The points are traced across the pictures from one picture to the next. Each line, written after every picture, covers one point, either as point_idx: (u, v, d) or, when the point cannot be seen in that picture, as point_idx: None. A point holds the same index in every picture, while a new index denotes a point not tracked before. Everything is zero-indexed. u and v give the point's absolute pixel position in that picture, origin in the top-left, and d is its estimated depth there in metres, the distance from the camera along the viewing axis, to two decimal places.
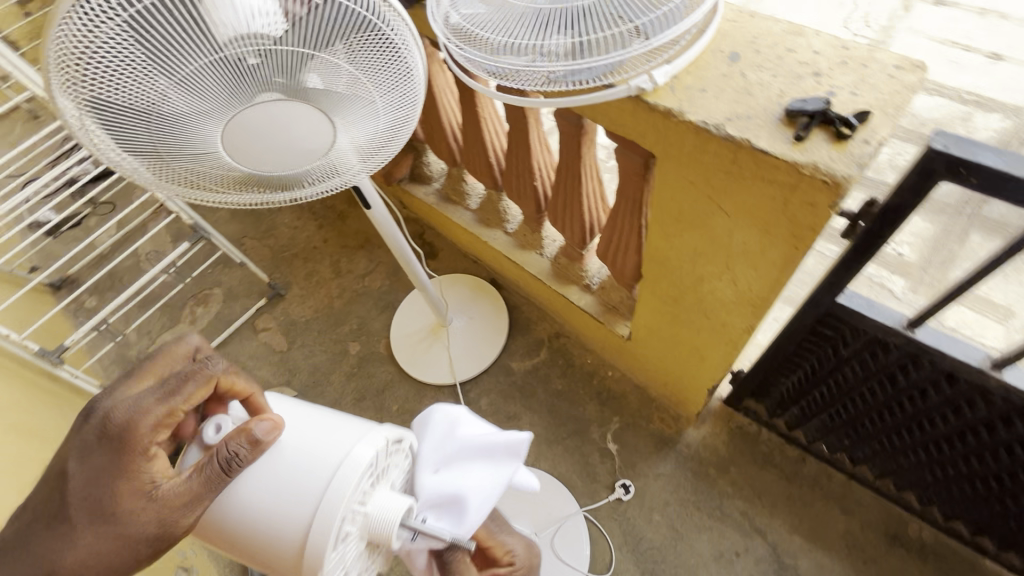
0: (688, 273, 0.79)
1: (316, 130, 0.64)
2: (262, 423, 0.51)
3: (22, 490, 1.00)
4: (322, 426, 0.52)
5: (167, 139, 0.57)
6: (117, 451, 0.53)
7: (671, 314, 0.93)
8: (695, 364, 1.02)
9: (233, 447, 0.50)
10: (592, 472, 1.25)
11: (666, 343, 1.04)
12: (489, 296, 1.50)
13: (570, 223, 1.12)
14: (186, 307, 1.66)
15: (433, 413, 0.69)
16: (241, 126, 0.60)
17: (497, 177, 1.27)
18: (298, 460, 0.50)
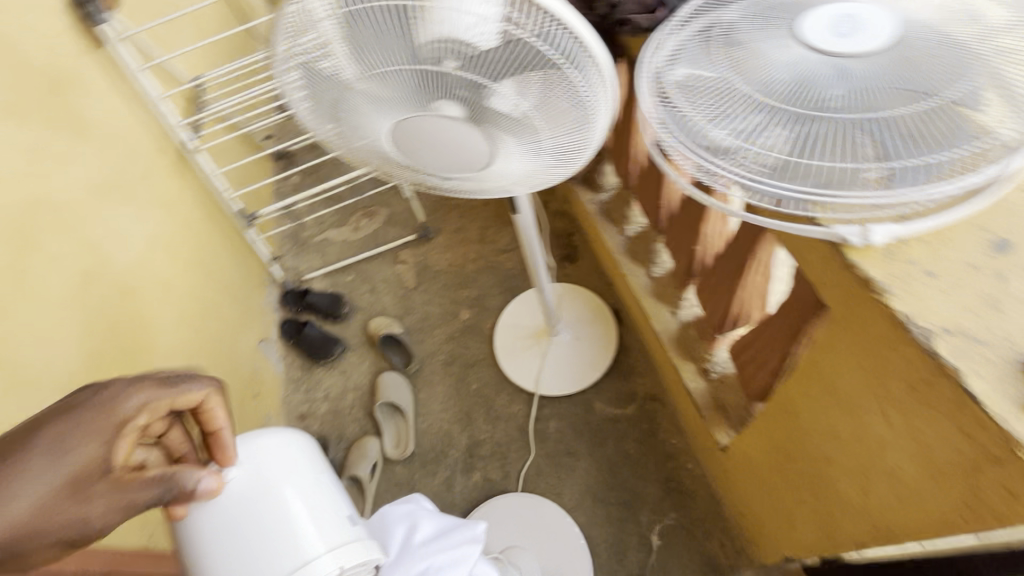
0: (814, 443, 0.66)
1: (483, 147, 0.63)
2: (209, 479, 0.58)
3: (180, 319, 1.24)
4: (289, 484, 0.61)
5: (349, 109, 0.62)
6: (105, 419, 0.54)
7: (777, 464, 0.79)
8: (782, 527, 0.86)
9: (177, 481, 0.56)
10: (622, 552, 1.17)
11: (761, 484, 0.89)
12: (604, 327, 1.44)
13: (715, 304, 0.99)
14: (355, 215, 1.87)
15: (388, 511, 0.79)
16: (416, 126, 0.62)
17: (662, 220, 1.15)
18: (256, 521, 0.58)
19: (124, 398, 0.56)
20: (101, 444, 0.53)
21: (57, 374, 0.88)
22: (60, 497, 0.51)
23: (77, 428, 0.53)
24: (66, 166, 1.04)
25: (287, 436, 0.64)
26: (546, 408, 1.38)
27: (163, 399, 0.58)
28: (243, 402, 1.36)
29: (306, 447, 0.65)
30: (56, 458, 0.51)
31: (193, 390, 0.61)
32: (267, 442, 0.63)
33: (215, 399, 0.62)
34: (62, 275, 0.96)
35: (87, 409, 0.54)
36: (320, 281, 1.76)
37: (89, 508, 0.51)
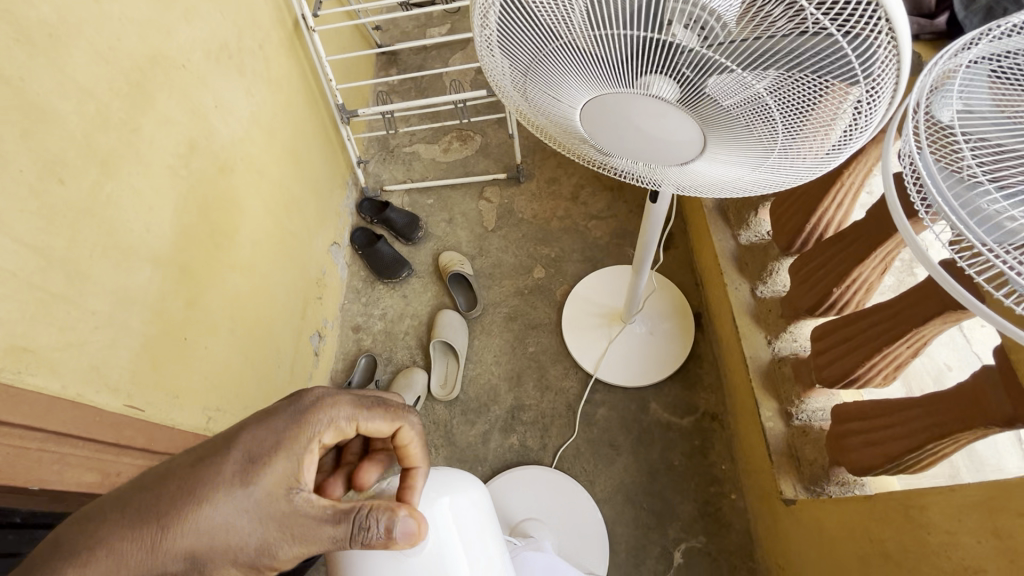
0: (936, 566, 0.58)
1: (678, 139, 0.53)
2: (408, 521, 0.50)
3: (265, 206, 1.21)
4: (468, 544, 0.54)
5: (538, 67, 0.51)
6: (300, 423, 0.52)
7: (862, 555, 0.72)
8: None
9: (370, 519, 0.49)
10: (641, 558, 1.16)
11: (824, 557, 0.83)
12: (682, 329, 1.36)
13: (831, 359, 0.89)
14: (449, 137, 1.78)
15: (529, 556, 0.73)
16: (614, 97, 0.51)
17: (795, 245, 1.03)
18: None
19: (320, 411, 0.53)
20: (293, 459, 0.51)
21: (154, 243, 0.86)
22: (247, 516, 0.49)
23: (282, 438, 0.51)
24: (190, 22, 0.98)
25: (468, 488, 0.57)
26: (599, 394, 1.33)
27: (355, 417, 0.55)
28: (306, 302, 1.36)
29: (483, 501, 0.58)
30: (246, 478, 0.49)
31: (388, 417, 0.55)
32: (453, 505, 0.55)
33: (409, 432, 0.56)
34: (172, 141, 0.92)
35: (291, 418, 0.52)
36: (400, 196, 1.70)
37: (262, 528, 0.49)
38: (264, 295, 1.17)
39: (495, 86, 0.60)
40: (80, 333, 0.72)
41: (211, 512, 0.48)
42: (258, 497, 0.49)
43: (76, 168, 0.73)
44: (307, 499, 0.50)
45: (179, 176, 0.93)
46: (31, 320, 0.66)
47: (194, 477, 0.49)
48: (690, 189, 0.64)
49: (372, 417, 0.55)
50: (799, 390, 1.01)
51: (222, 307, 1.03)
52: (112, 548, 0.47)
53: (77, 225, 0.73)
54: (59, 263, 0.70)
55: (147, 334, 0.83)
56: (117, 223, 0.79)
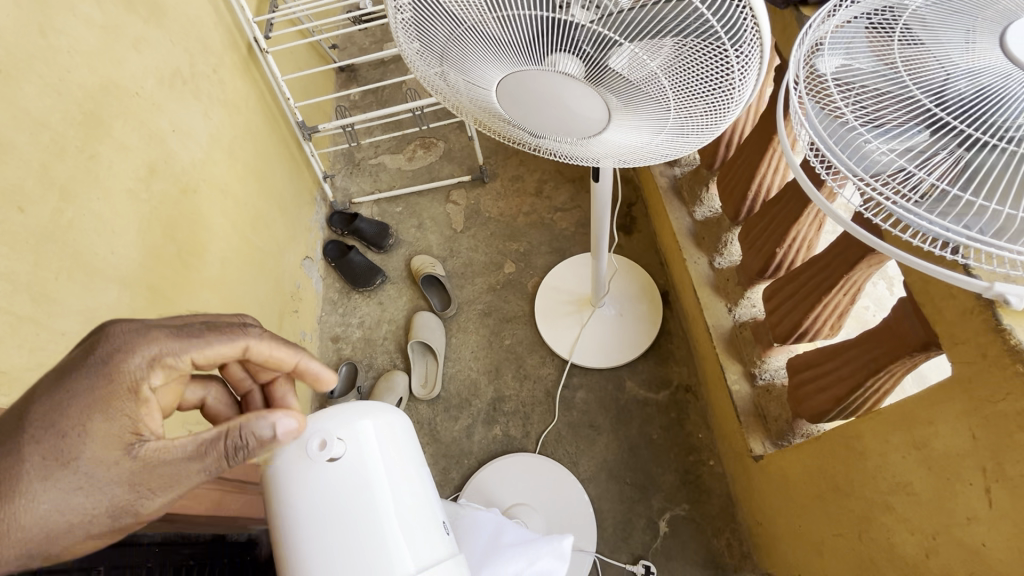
0: (876, 487, 0.63)
1: (593, 112, 0.57)
2: (287, 421, 0.48)
3: (232, 223, 1.24)
4: (387, 446, 0.56)
5: (453, 51, 0.55)
6: (100, 377, 0.46)
7: (821, 492, 0.76)
8: (806, 551, 0.84)
9: (247, 434, 0.47)
10: (628, 531, 1.18)
11: (793, 503, 0.87)
12: (650, 308, 1.40)
13: (781, 314, 0.93)
14: (412, 145, 1.83)
15: (479, 514, 0.80)
16: (528, 77, 0.55)
17: (741, 214, 1.09)
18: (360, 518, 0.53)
19: (130, 353, 0.47)
20: (101, 414, 0.45)
21: (120, 263, 0.89)
22: (85, 485, 0.43)
23: (86, 400, 0.44)
24: (140, 50, 1.02)
25: (391, 419, 0.59)
26: (576, 377, 1.37)
27: (186, 355, 0.49)
28: (282, 315, 1.38)
29: (408, 435, 0.59)
30: (60, 450, 0.43)
31: (226, 346, 0.51)
32: (374, 430, 0.56)
33: (259, 347, 0.53)
34: (131, 166, 0.95)
35: (90, 374, 0.45)
36: (369, 206, 1.74)
37: (113, 491, 0.44)
38: (237, 310, 1.20)
39: (425, 76, 0.64)
40: (51, 354, 0.74)
41: (38, 503, 0.41)
42: (92, 463, 0.43)
43: (35, 195, 0.76)
44: (164, 449, 0.45)
45: (141, 198, 0.96)
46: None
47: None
48: (625, 159, 0.68)
49: (203, 352, 0.50)
50: (759, 351, 1.06)
51: None
52: None
53: (42, 249, 0.76)
54: (25, 287, 0.73)
55: None
56: (80, 246, 0.82)
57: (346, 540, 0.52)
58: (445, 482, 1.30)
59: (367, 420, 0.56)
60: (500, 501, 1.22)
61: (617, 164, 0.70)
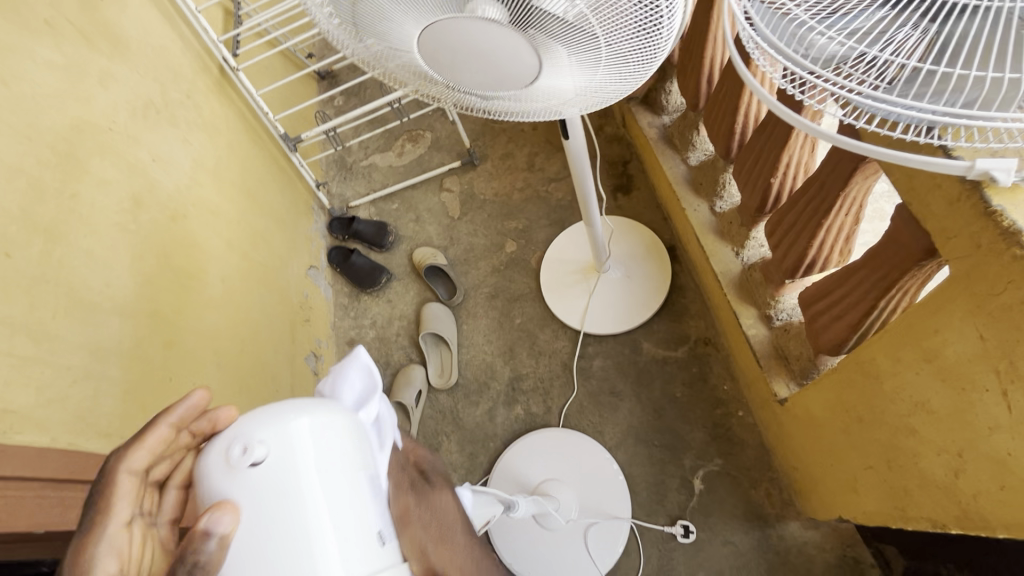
0: (894, 411, 0.58)
1: (525, 59, 0.53)
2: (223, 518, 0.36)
3: (228, 240, 1.26)
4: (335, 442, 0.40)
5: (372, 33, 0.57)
6: None
7: (844, 425, 0.72)
8: (841, 489, 0.80)
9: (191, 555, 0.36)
10: (662, 494, 1.16)
11: (821, 441, 0.83)
12: (658, 265, 1.35)
13: (785, 246, 0.88)
14: (400, 140, 1.81)
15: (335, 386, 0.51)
16: (446, 36, 0.53)
17: (732, 150, 1.03)
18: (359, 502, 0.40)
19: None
20: None
21: (117, 295, 0.91)
22: None
23: None
24: (107, 86, 1.04)
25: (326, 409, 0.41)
26: (591, 346, 1.34)
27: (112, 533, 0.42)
28: (293, 325, 1.40)
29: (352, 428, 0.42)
30: None
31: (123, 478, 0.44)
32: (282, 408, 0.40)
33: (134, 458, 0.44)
34: (114, 200, 0.97)
35: None
36: (366, 208, 1.74)
37: None
38: (246, 326, 1.22)
39: (356, 45, 0.62)
40: (59, 389, 0.77)
41: None
42: None
43: (20, 240, 0.78)
44: None
45: (131, 230, 0.99)
46: (6, 385, 0.70)
47: None
48: (585, 105, 0.63)
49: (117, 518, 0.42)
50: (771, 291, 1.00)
51: (202, 343, 1.07)
52: None
53: (36, 290, 0.78)
54: (24, 328, 0.75)
55: (129, 379, 0.88)
56: (75, 283, 0.84)
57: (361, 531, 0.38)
58: (474, 467, 1.30)
59: (245, 412, 0.41)
60: (527, 483, 1.20)
61: (574, 113, 0.66)
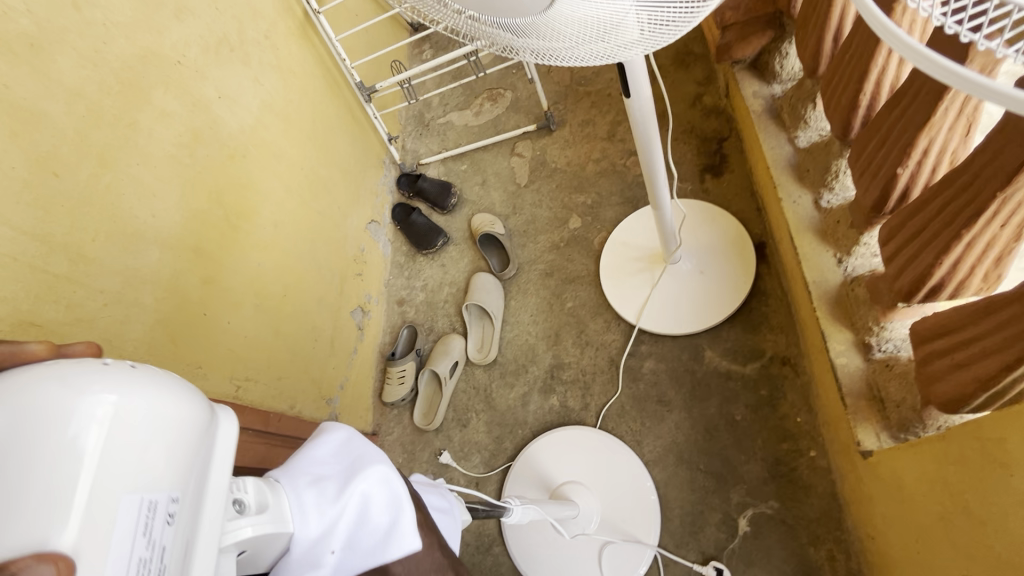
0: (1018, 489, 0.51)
1: None
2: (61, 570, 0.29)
3: (288, 183, 1.27)
4: (170, 428, 0.35)
5: None
6: None
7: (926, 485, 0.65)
8: (911, 558, 0.71)
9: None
10: (699, 527, 1.01)
11: (893, 503, 0.74)
12: (740, 263, 1.15)
13: (904, 260, 0.67)
14: (479, 98, 1.72)
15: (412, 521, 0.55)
16: None
17: (853, 128, 0.81)
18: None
19: None
20: None
21: (163, 225, 0.93)
22: None
23: None
24: (183, 19, 1.03)
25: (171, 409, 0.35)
26: (645, 344, 1.18)
27: None
28: (343, 279, 1.40)
29: (178, 431, 0.35)
30: None
31: None
32: (217, 452, 0.39)
33: None
34: (172, 133, 0.98)
35: None
36: (436, 166, 1.68)
37: None
38: (293, 273, 1.23)
39: None
40: (88, 310, 0.79)
41: None
42: None
43: (70, 162, 0.80)
44: None
45: (185, 164, 1.00)
46: (36, 301, 0.73)
47: None
48: (656, 35, 0.54)
49: None
50: (875, 313, 0.79)
51: (244, 283, 1.09)
52: None
53: (76, 213, 0.80)
54: (61, 247, 0.77)
55: (161, 311, 0.91)
56: (120, 210, 0.86)
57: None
58: (498, 452, 1.23)
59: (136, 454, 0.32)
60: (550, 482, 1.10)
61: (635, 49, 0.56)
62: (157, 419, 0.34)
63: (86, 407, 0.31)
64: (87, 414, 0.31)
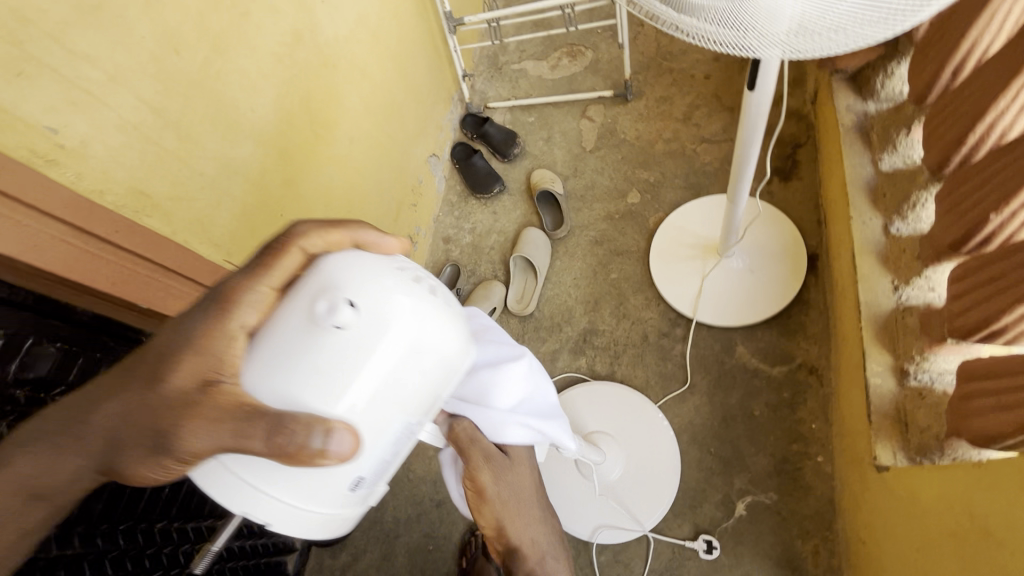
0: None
1: None
2: (343, 439, 0.45)
3: (368, 102, 1.27)
4: (427, 355, 0.49)
5: None
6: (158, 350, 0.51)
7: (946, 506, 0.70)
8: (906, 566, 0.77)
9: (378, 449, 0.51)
10: (698, 502, 1.09)
11: (902, 516, 0.80)
12: (790, 269, 1.19)
13: (972, 301, 0.71)
14: (558, 51, 1.69)
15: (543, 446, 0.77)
16: None
17: (950, 164, 0.82)
18: (263, 510, 0.48)
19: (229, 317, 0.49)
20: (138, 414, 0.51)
21: (258, 121, 0.95)
22: (139, 411, 0.50)
23: (86, 397, 0.53)
24: None
25: (433, 344, 0.49)
26: (681, 329, 1.23)
27: (264, 283, 0.50)
28: (400, 206, 1.42)
29: (435, 361, 0.50)
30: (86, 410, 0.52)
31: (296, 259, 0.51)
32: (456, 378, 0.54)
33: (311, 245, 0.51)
34: (278, 29, 0.98)
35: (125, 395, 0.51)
36: (502, 112, 1.67)
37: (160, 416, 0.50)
38: (359, 192, 1.26)
39: None
40: (189, 190, 0.82)
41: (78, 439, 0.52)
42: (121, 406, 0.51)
43: (191, 41, 0.81)
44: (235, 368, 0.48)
45: (283, 64, 1.00)
46: (148, 171, 0.76)
47: (54, 432, 0.53)
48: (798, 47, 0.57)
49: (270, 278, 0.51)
50: (921, 343, 0.83)
51: (317, 192, 1.12)
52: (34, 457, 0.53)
53: (189, 93, 0.82)
54: (173, 124, 0.79)
55: (246, 204, 0.94)
56: (225, 99, 0.88)
57: (250, 493, 0.47)
58: None
59: (405, 373, 0.48)
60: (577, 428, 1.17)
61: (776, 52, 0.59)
62: (429, 349, 0.49)
63: (392, 323, 0.46)
64: (386, 342, 0.46)
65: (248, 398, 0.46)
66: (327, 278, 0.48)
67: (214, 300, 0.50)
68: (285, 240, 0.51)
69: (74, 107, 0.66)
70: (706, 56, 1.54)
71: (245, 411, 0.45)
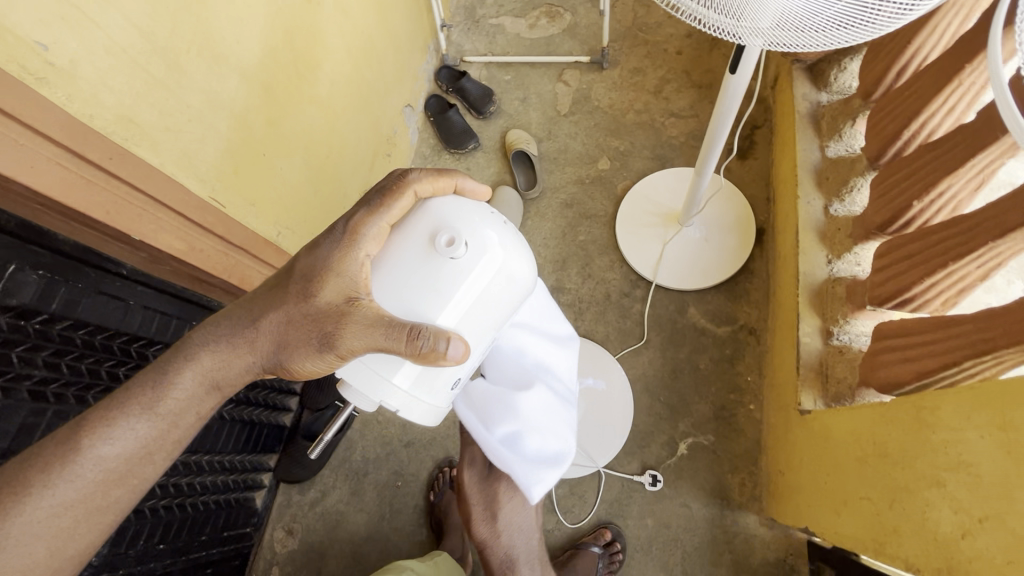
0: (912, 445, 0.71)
1: None
2: (456, 346, 0.55)
3: (349, 44, 1.24)
4: (509, 278, 0.60)
5: None
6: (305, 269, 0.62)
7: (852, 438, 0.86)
8: (816, 488, 0.94)
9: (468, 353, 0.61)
10: (646, 443, 1.22)
11: (816, 449, 0.96)
12: (740, 241, 1.31)
13: (890, 274, 0.84)
14: (537, 11, 1.70)
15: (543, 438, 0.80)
16: None
17: (885, 156, 0.94)
18: (395, 399, 0.60)
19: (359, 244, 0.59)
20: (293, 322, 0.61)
21: (243, 55, 0.92)
22: (298, 319, 0.61)
23: (257, 303, 0.64)
24: None
25: (513, 271, 0.60)
26: (641, 290, 1.34)
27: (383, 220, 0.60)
28: (375, 155, 1.41)
29: (515, 284, 0.61)
30: (254, 315, 0.64)
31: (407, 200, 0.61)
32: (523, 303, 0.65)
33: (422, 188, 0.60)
34: None
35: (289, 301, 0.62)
36: (479, 68, 1.66)
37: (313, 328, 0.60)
38: (338, 136, 1.24)
39: None
40: (178, 120, 0.80)
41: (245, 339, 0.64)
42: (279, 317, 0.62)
43: None
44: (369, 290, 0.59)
45: None
46: (138, 97, 0.73)
47: (228, 332, 0.65)
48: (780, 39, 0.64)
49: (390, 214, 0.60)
50: (846, 309, 0.98)
51: (298, 133, 1.10)
52: (214, 349, 0.65)
53: (177, 19, 0.78)
54: (161, 50, 0.76)
55: (231, 141, 0.92)
56: (212, 28, 0.85)
57: (377, 382, 0.59)
58: None
59: (495, 292, 0.60)
60: None
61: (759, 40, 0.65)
62: (511, 273, 0.60)
63: (488, 247, 0.58)
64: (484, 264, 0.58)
65: (381, 309, 0.57)
66: (430, 213, 0.59)
67: (345, 232, 0.60)
68: (400, 181, 0.61)
69: (65, 23, 0.63)
70: (679, 31, 1.61)
71: (386, 318, 0.56)
